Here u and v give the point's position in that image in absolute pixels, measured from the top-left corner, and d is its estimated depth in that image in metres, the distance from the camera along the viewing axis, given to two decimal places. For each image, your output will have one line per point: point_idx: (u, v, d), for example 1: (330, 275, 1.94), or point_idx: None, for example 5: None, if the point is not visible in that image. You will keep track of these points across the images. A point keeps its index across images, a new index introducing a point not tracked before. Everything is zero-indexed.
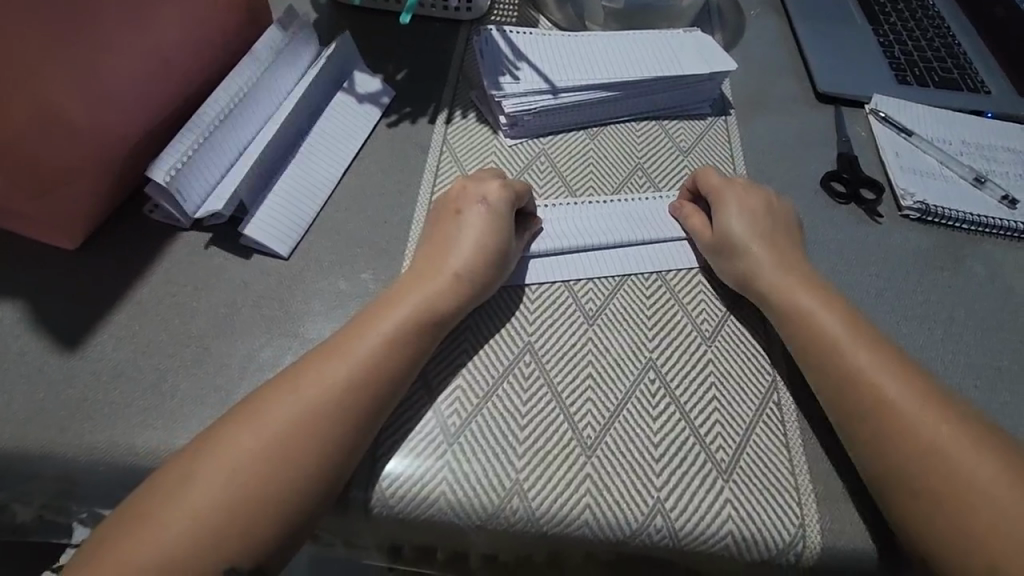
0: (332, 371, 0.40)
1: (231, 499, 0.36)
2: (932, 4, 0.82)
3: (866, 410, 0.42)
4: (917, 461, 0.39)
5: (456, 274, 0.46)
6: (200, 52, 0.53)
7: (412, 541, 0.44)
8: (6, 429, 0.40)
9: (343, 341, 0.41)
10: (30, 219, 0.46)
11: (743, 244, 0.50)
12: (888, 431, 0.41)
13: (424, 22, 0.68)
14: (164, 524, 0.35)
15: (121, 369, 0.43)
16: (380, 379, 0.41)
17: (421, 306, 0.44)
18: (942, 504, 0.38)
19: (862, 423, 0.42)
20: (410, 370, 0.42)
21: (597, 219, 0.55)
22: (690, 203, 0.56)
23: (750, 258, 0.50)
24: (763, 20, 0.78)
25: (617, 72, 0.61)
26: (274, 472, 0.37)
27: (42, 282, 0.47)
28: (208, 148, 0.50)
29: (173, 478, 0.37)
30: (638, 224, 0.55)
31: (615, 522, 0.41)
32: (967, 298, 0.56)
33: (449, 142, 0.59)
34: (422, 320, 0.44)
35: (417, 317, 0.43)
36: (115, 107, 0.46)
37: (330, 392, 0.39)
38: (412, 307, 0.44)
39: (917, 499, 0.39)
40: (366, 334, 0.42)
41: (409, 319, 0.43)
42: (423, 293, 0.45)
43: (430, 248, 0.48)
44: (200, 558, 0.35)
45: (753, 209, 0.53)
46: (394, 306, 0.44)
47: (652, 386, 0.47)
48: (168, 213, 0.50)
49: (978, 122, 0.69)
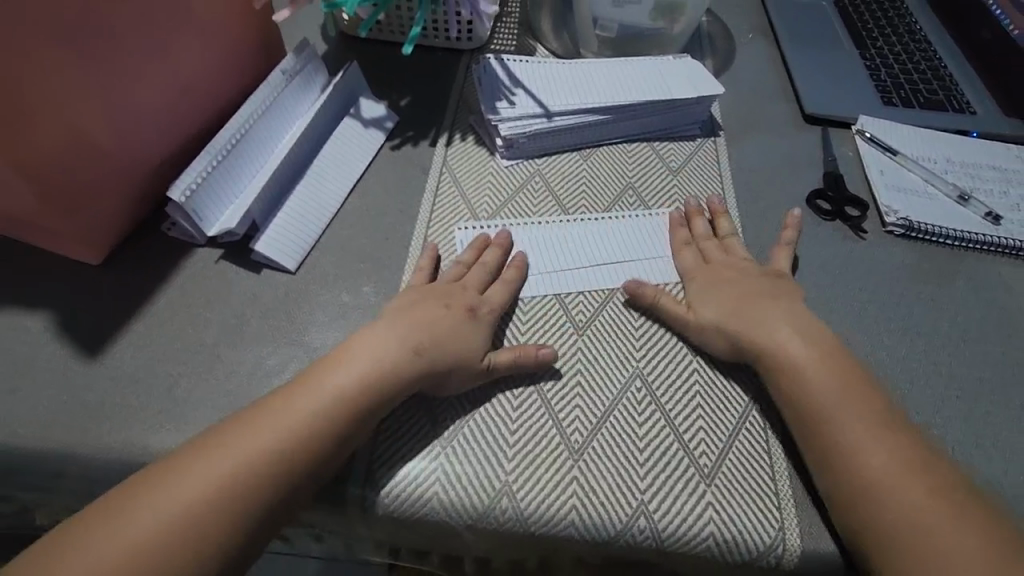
0: (320, 386, 0.43)
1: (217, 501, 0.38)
2: (919, 29, 0.85)
3: (848, 425, 0.43)
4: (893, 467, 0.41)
5: (428, 325, 0.47)
6: (217, 82, 0.57)
7: (406, 540, 0.46)
8: (31, 431, 0.43)
9: (320, 365, 0.44)
10: (56, 237, 0.50)
11: (722, 299, 0.51)
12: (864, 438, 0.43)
13: (427, 52, 0.72)
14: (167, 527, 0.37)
15: (137, 376, 0.46)
16: (366, 391, 0.43)
17: (381, 349, 0.45)
18: (891, 519, 0.40)
19: (830, 436, 0.43)
20: (376, 407, 0.43)
21: (588, 238, 0.58)
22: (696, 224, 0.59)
23: (722, 304, 0.51)
24: (754, 46, 0.81)
25: (608, 97, 0.64)
26: (269, 474, 0.39)
27: (67, 294, 0.50)
28: (226, 170, 0.53)
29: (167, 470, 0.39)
30: (625, 243, 0.58)
31: (600, 523, 0.43)
32: (950, 310, 0.58)
33: (449, 163, 0.62)
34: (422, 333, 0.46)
35: (383, 350, 0.45)
36: (138, 134, 0.50)
37: (314, 406, 0.42)
38: (368, 348, 0.45)
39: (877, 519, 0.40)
40: (340, 367, 0.44)
41: (378, 357, 0.44)
42: (385, 327, 0.46)
43: (408, 301, 0.49)
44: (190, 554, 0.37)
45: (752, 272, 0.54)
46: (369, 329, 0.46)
47: (639, 394, 0.49)
48: (184, 230, 0.54)
49: (962, 142, 0.72)
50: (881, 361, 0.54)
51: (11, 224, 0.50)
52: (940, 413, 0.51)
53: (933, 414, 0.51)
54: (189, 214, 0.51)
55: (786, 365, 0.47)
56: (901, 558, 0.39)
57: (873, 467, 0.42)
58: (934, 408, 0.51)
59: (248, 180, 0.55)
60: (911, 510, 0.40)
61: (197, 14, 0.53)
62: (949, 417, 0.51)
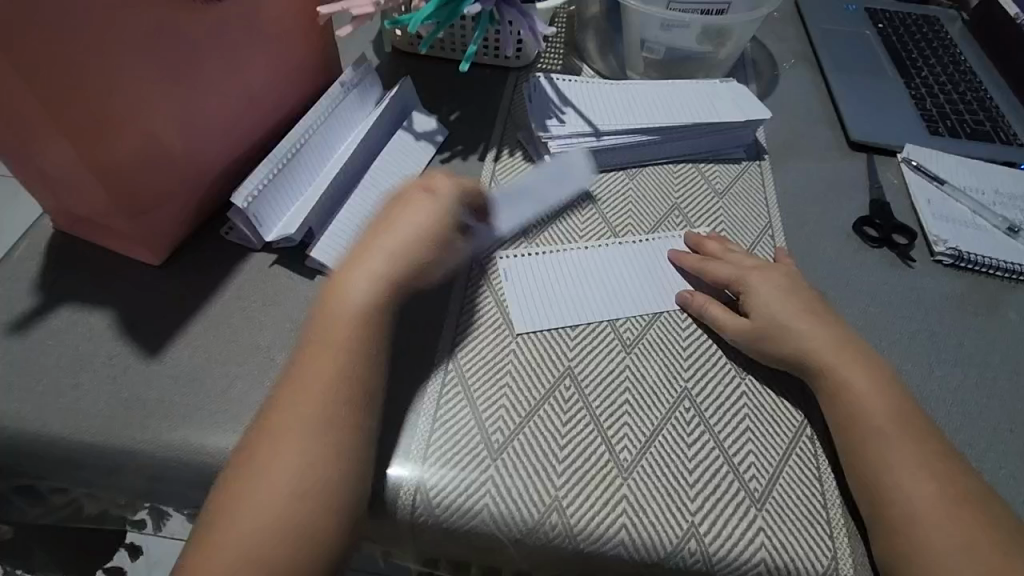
0: (357, 385, 0.42)
1: (280, 505, 0.38)
2: (963, 59, 0.85)
3: (902, 457, 0.43)
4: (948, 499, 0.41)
5: (391, 257, 0.46)
6: (278, 92, 0.58)
7: (453, 551, 0.46)
8: (93, 424, 0.44)
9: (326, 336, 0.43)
10: (123, 238, 0.51)
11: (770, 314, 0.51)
12: (917, 469, 0.42)
13: (475, 68, 0.73)
14: (225, 537, 0.37)
15: (195, 375, 0.47)
16: None
17: (366, 298, 0.44)
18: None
19: (881, 484, 0.43)
20: (365, 374, 0.43)
21: (612, 274, 0.57)
22: (693, 255, 0.58)
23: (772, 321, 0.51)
24: (797, 72, 0.82)
25: (657, 118, 0.65)
26: (335, 477, 0.40)
27: (130, 292, 0.51)
28: (286, 177, 0.55)
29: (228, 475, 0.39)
30: (653, 272, 0.57)
31: (651, 543, 0.42)
32: (1001, 343, 0.57)
33: (497, 178, 0.63)
34: (372, 296, 0.44)
35: (368, 313, 0.44)
36: (204, 139, 0.52)
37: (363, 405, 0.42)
38: (357, 303, 0.44)
39: (924, 554, 0.39)
40: (335, 339, 0.43)
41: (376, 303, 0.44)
42: (366, 282, 0.44)
43: (373, 237, 0.47)
44: (254, 554, 0.37)
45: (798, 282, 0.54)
46: (350, 277, 0.45)
47: (687, 414, 0.48)
48: (242, 234, 0.55)
49: (1010, 173, 0.71)
50: (931, 390, 0.53)
51: (84, 223, 0.51)
52: (994, 446, 0.50)
53: (987, 447, 0.50)
54: (250, 219, 0.53)
55: (844, 412, 0.46)
56: None
57: (926, 500, 0.41)
58: (988, 440, 0.50)
59: (306, 187, 0.56)
60: (969, 544, 0.39)
61: (266, 27, 0.54)
62: (1003, 450, 0.50)
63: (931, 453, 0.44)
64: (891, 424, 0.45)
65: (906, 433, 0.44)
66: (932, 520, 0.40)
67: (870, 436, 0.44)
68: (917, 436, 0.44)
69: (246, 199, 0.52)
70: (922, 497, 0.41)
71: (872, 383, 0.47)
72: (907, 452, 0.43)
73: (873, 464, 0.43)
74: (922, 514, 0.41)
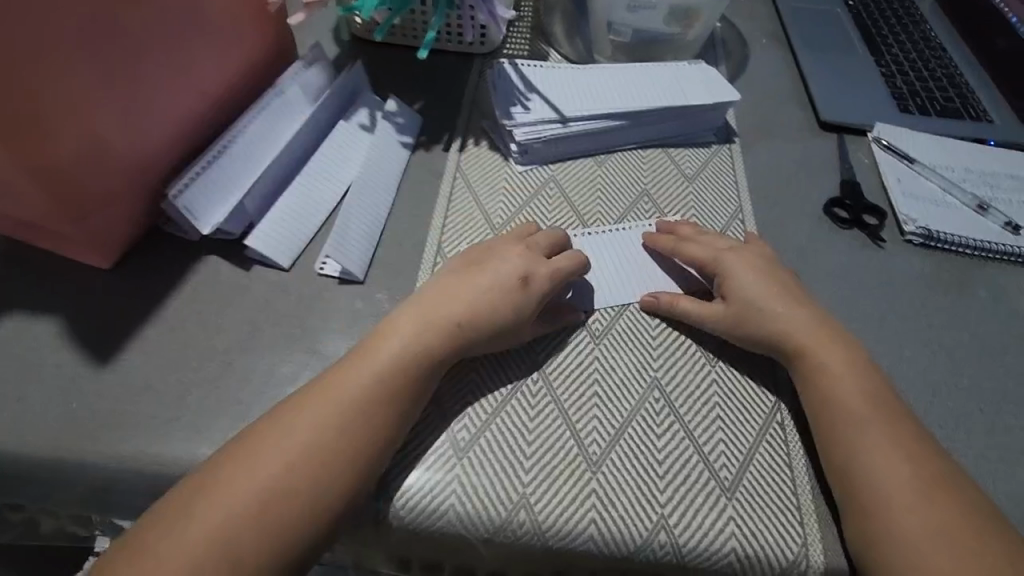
0: (332, 398, 0.41)
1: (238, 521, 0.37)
2: (933, 35, 0.84)
3: (871, 439, 0.43)
4: (917, 481, 0.41)
5: (448, 326, 0.45)
6: (228, 84, 0.56)
7: (422, 552, 0.45)
8: (40, 437, 0.43)
9: (338, 380, 0.42)
10: (68, 242, 0.49)
11: (745, 298, 0.50)
12: (885, 451, 0.42)
13: (438, 55, 0.71)
14: (173, 553, 0.36)
15: (149, 382, 0.46)
16: (390, 384, 0.42)
17: (394, 367, 0.43)
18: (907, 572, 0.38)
19: (853, 471, 0.42)
20: (389, 402, 0.42)
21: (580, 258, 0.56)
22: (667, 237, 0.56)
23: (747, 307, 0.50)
24: (767, 52, 0.80)
25: (624, 102, 0.64)
26: (300, 493, 0.38)
27: (79, 298, 0.49)
28: (222, 168, 0.52)
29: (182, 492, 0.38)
30: (624, 254, 0.57)
31: (620, 537, 0.42)
32: (970, 321, 0.57)
33: (462, 169, 0.62)
34: (442, 345, 0.45)
35: (413, 350, 0.44)
36: (150, 137, 0.49)
37: (342, 419, 0.40)
38: (380, 370, 0.42)
39: (893, 538, 0.39)
40: (355, 370, 0.42)
41: (403, 363, 0.43)
42: (402, 335, 0.44)
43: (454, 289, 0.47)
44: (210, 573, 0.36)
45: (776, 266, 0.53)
46: (385, 340, 0.44)
47: (657, 405, 0.48)
48: (179, 226, 0.53)
49: (980, 150, 0.71)
50: (901, 371, 0.53)
51: (25, 227, 0.49)
52: (963, 426, 0.50)
53: (956, 427, 0.50)
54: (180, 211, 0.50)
55: (821, 396, 0.45)
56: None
57: (895, 483, 0.41)
58: (957, 420, 0.50)
59: (247, 178, 0.53)
60: (937, 526, 0.39)
61: (213, 17, 0.52)
62: (973, 430, 0.50)
63: (901, 436, 0.43)
64: (860, 408, 0.44)
65: (877, 417, 0.44)
66: (901, 504, 0.40)
67: (844, 423, 0.44)
68: (888, 420, 0.44)
69: (177, 191, 0.50)
70: (891, 480, 0.41)
71: (850, 370, 0.46)
72: (873, 436, 0.43)
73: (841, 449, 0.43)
74: (890, 496, 0.40)
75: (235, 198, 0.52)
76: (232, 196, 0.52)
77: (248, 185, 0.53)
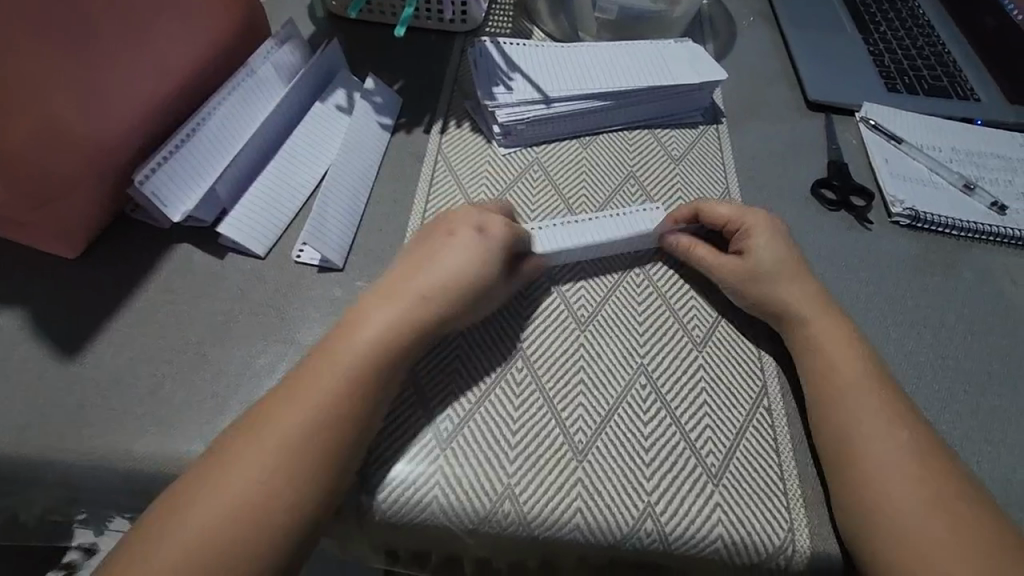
0: (307, 388, 0.40)
1: (230, 520, 0.36)
2: (921, 13, 0.83)
3: (862, 418, 0.43)
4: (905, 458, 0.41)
5: (422, 306, 0.44)
6: (196, 64, 0.53)
7: (406, 545, 0.44)
8: (6, 435, 0.41)
9: (317, 374, 0.40)
10: (30, 230, 0.47)
11: None
12: (873, 427, 0.42)
13: (419, 33, 0.69)
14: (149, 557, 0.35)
15: (119, 376, 0.44)
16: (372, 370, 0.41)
17: (370, 354, 0.42)
18: (900, 558, 0.38)
19: (846, 450, 0.42)
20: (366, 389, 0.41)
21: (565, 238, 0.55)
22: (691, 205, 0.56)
23: None
24: (755, 30, 0.79)
25: (609, 82, 0.62)
26: (280, 492, 0.37)
27: (43, 290, 0.47)
28: (191, 152, 0.50)
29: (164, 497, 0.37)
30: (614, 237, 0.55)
31: (606, 526, 0.41)
32: (957, 302, 0.57)
33: (444, 152, 0.60)
34: (399, 331, 0.43)
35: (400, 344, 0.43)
36: (114, 119, 0.47)
37: (326, 407, 0.39)
38: (357, 358, 0.41)
39: (882, 516, 0.39)
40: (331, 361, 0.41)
41: (384, 343, 0.42)
42: (380, 317, 0.43)
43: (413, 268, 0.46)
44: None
45: (783, 242, 0.52)
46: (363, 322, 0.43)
47: (643, 392, 0.47)
48: (149, 214, 0.51)
49: (967, 130, 0.70)
50: (889, 353, 0.53)
51: None
52: (949, 407, 0.50)
53: (942, 409, 0.50)
54: (149, 198, 0.48)
55: (817, 383, 0.45)
56: (891, 554, 0.38)
57: (882, 458, 0.41)
58: (943, 402, 0.50)
59: (217, 162, 0.51)
60: (925, 503, 0.39)
61: None
62: (959, 411, 0.50)
63: (893, 414, 0.43)
64: (853, 389, 0.44)
65: (874, 396, 0.44)
66: (891, 483, 0.40)
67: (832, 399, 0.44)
68: (882, 401, 0.43)
69: (144, 176, 0.48)
70: (877, 458, 0.41)
71: (846, 358, 0.46)
72: (862, 414, 0.43)
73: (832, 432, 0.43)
74: (876, 473, 0.40)
75: (206, 187, 0.50)
76: (201, 183, 0.50)
77: (218, 171, 0.51)
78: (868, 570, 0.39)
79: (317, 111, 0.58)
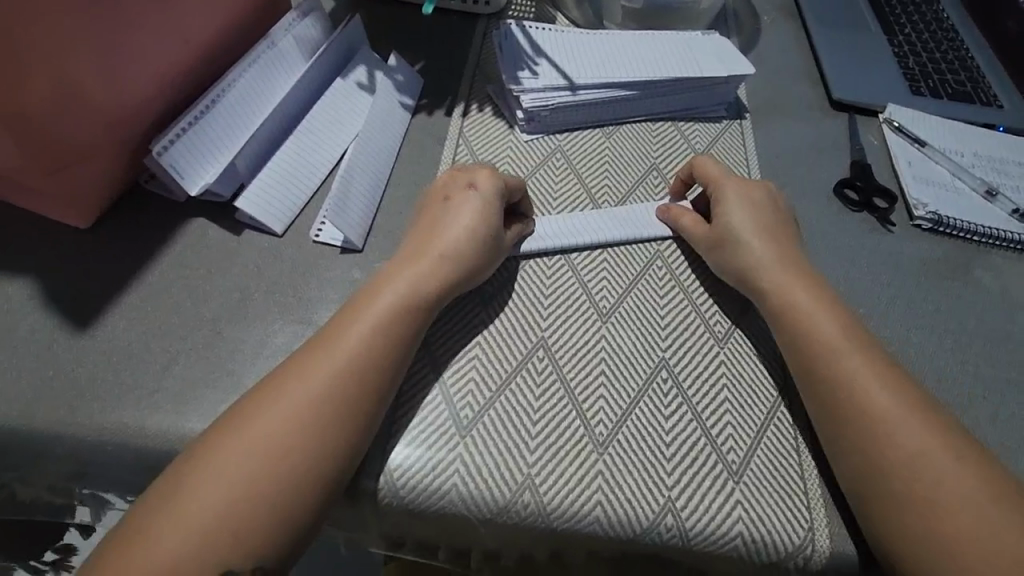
0: (321, 364, 0.40)
1: (230, 504, 0.35)
2: (946, 17, 0.83)
3: (858, 375, 0.43)
4: (898, 407, 0.42)
5: (435, 269, 0.45)
6: (216, 33, 0.52)
7: (418, 535, 0.43)
8: (15, 407, 0.40)
9: (327, 345, 0.41)
10: (44, 196, 0.46)
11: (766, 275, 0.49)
12: (865, 383, 0.43)
13: (441, 14, 0.67)
14: (161, 535, 0.34)
15: (133, 350, 0.43)
16: (390, 351, 0.41)
17: (381, 327, 0.42)
18: (914, 506, 0.38)
19: (846, 410, 0.42)
20: (382, 367, 0.41)
21: (586, 228, 0.54)
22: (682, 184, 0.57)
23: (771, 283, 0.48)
24: (779, 27, 0.78)
25: (635, 71, 0.61)
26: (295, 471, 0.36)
27: (53, 258, 0.46)
28: (211, 124, 0.49)
29: (176, 474, 0.36)
30: (636, 230, 0.55)
31: (626, 520, 0.41)
32: (977, 308, 0.57)
33: (465, 135, 0.59)
34: (408, 304, 0.43)
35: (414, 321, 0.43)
36: (132, 85, 0.46)
37: (337, 377, 0.39)
38: (365, 331, 0.41)
39: (891, 466, 0.40)
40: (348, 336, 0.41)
41: (392, 315, 0.42)
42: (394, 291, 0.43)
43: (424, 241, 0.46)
44: (202, 563, 0.34)
45: (772, 213, 0.53)
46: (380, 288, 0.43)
47: (664, 385, 0.46)
48: (165, 185, 0.50)
49: (990, 136, 0.70)
50: (910, 357, 0.52)
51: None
52: (969, 412, 0.50)
53: (962, 414, 0.50)
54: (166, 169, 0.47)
55: (817, 363, 0.44)
56: (906, 503, 0.39)
57: (880, 410, 0.41)
58: (963, 407, 0.50)
59: (238, 137, 0.50)
60: (931, 451, 0.40)
61: None
62: (978, 417, 0.50)
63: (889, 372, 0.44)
64: (849, 350, 0.44)
65: (871, 355, 0.44)
66: (899, 439, 0.40)
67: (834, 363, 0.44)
68: (876, 359, 0.44)
69: (162, 147, 0.46)
70: (876, 416, 0.41)
71: (862, 356, 0.44)
72: (862, 372, 0.43)
73: (828, 396, 0.43)
74: (880, 429, 0.41)
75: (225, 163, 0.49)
76: (221, 157, 0.49)
77: (238, 147, 0.50)
78: (879, 524, 0.39)
79: (337, 88, 0.57)
